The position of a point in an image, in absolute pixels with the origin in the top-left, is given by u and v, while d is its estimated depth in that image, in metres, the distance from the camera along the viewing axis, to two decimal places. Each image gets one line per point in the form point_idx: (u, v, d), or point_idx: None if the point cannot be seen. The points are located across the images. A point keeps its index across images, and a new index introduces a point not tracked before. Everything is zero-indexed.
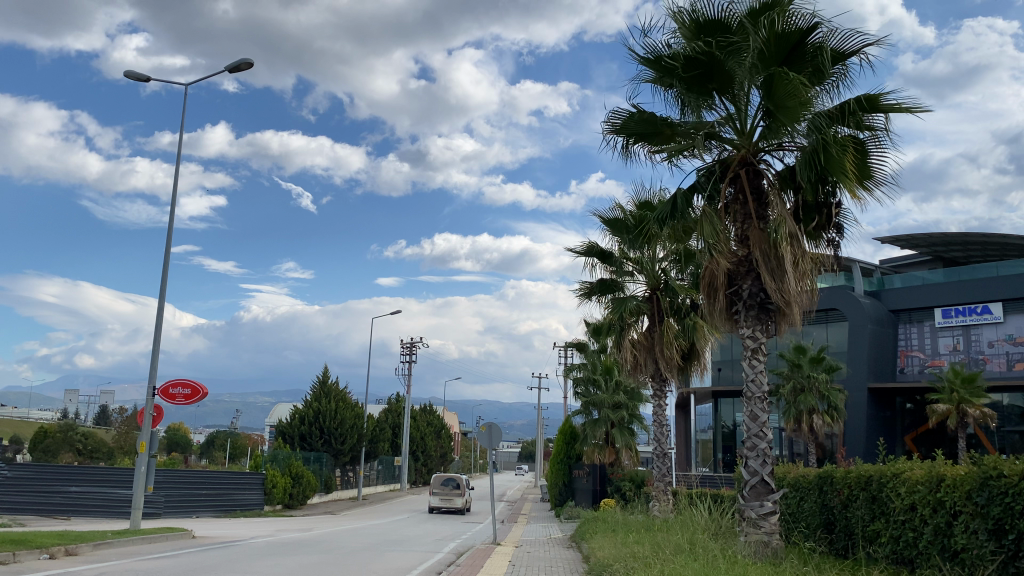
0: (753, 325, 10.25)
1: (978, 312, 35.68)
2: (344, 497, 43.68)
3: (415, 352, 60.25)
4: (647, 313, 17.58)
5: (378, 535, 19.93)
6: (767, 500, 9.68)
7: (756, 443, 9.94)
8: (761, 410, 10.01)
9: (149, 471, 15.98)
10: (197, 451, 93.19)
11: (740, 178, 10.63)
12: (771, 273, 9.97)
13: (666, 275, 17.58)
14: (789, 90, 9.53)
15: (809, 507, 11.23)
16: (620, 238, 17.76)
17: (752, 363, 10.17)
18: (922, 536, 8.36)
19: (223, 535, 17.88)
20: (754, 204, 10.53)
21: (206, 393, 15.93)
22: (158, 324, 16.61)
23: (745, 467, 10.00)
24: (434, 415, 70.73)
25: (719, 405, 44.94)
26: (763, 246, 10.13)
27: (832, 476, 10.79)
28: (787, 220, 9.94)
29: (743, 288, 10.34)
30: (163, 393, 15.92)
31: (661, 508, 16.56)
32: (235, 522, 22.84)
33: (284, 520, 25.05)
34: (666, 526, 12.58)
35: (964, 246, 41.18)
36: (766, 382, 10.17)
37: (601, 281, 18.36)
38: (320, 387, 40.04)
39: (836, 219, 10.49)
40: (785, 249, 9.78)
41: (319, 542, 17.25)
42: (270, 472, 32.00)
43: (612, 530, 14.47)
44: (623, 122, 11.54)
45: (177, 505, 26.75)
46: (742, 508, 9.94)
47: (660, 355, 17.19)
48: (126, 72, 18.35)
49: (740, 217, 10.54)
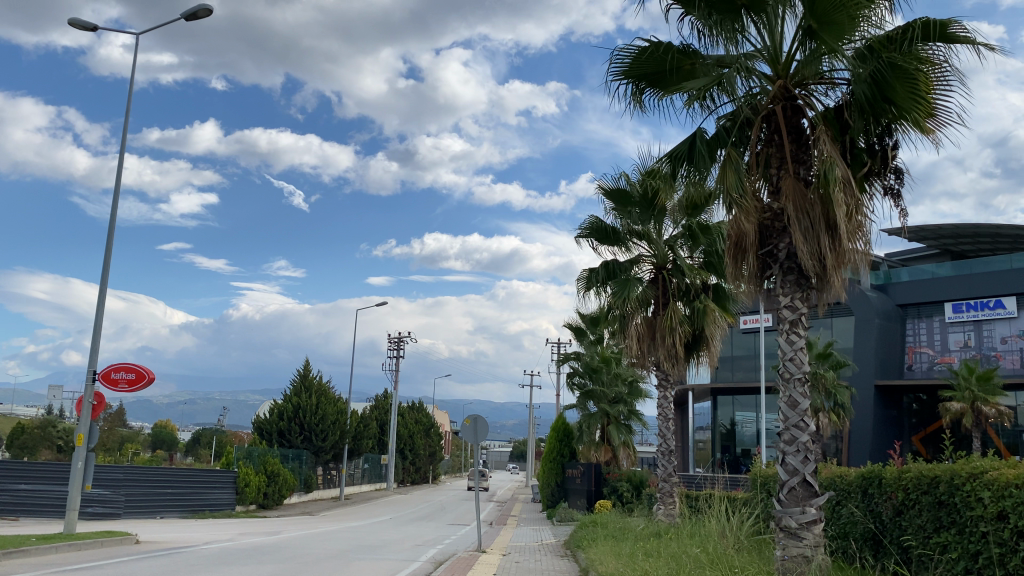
0: (792, 294, 8.39)
1: (990, 307, 34.02)
2: (326, 497, 41.88)
3: (403, 347, 58.51)
4: (652, 298, 15.66)
5: (350, 540, 18.06)
6: (810, 506, 7.87)
7: (795, 434, 8.14)
8: (802, 395, 8.21)
9: (87, 468, 14.10)
10: (182, 448, 91.11)
11: (776, 115, 8.67)
12: (813, 227, 8.18)
13: (674, 254, 15.72)
14: (836, 2, 7.78)
15: (850, 514, 9.52)
16: (622, 215, 15.94)
17: (789, 338, 8.34)
18: (1016, 555, 6.67)
19: (173, 539, 15.99)
20: (792, 147, 8.60)
21: (153, 378, 14.07)
22: (100, 302, 14.69)
23: (781, 465, 8.20)
24: (423, 412, 68.82)
25: (716, 404, 43.13)
26: (803, 197, 8.23)
27: (880, 477, 9.11)
28: (840, 162, 7.98)
29: (777, 247, 8.46)
30: (103, 378, 14.10)
31: (666, 512, 14.63)
32: (199, 525, 20.94)
33: (253, 522, 23.18)
34: (676, 537, 10.72)
35: (973, 239, 39.65)
36: (808, 361, 8.33)
37: (605, 265, 16.50)
38: (301, 381, 37.88)
39: (893, 164, 8.77)
40: (839, 198, 7.88)
41: (282, 548, 15.33)
42: (243, 470, 30.02)
43: (614, 539, 12.60)
44: (633, 62, 9.11)
45: (138, 503, 24.87)
46: (777, 517, 8.10)
47: (660, 342, 15.23)
48: (69, 20, 16.38)
49: (774, 162, 8.60)
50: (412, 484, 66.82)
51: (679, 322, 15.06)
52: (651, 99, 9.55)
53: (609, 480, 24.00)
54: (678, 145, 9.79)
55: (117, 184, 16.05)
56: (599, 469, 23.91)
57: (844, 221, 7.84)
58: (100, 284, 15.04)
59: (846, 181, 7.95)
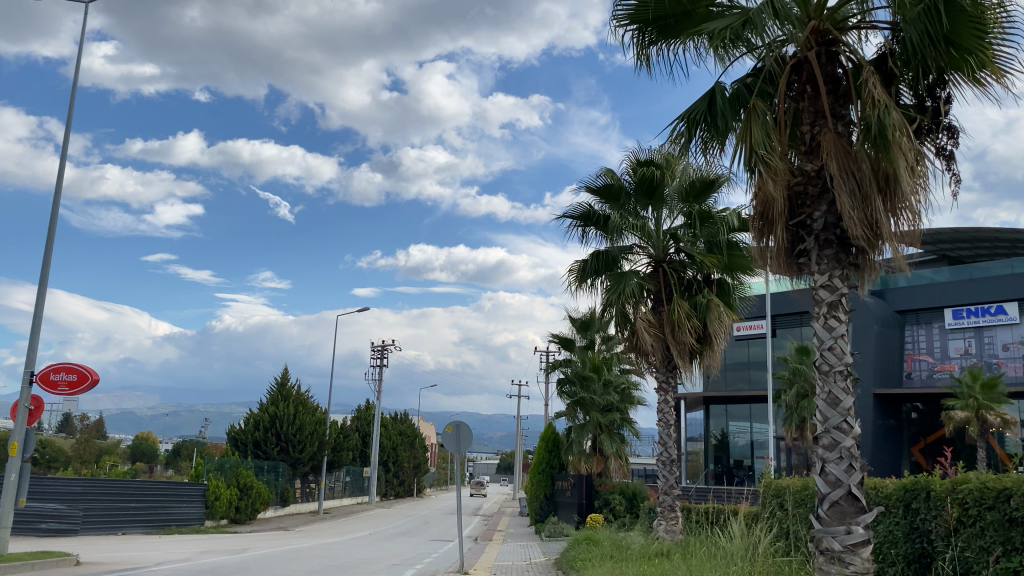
0: (830, 269, 7.13)
1: (991, 313, 32.92)
2: (304, 511, 40.35)
3: (386, 356, 57.08)
4: (652, 291, 14.42)
5: (320, 559, 16.56)
6: (856, 525, 6.52)
7: (837, 439, 6.79)
8: (844, 391, 6.88)
9: (21, 481, 12.61)
10: (163, 460, 89.34)
11: (809, 63, 7.43)
12: (860, 190, 6.99)
13: (674, 245, 14.49)
14: None
15: (888, 534, 8.20)
16: (615, 207, 14.65)
17: (827, 323, 7.05)
18: None
19: (123, 559, 14.51)
20: (829, 99, 7.35)
21: (96, 379, 12.64)
22: (39, 297, 13.28)
23: (819, 475, 6.84)
24: (407, 424, 67.18)
25: (709, 414, 41.80)
26: (845, 156, 7.02)
27: (926, 488, 7.83)
28: (895, 111, 6.72)
29: (812, 217, 7.22)
30: (42, 380, 12.66)
31: (668, 529, 13.23)
32: (161, 542, 19.45)
33: (219, 539, 21.65)
34: (681, 562, 9.32)
35: (973, 245, 38.79)
36: (850, 350, 7.02)
37: (596, 256, 15.16)
38: (278, 390, 36.31)
39: (947, 120, 7.44)
40: (897, 151, 6.69)
41: (244, 570, 13.87)
42: (213, 482, 28.43)
43: (613, 559, 11.17)
44: (639, 5, 7.83)
45: (98, 518, 23.31)
46: (815, 538, 6.76)
47: (666, 339, 13.89)
48: None
49: (807, 117, 7.39)
50: (396, 497, 65.03)
51: (684, 318, 13.76)
52: (661, 47, 8.29)
53: (599, 493, 22.61)
54: (694, 104, 8.53)
55: (61, 169, 14.66)
56: (591, 481, 22.53)
57: (904, 177, 6.62)
58: (41, 275, 13.60)
59: (904, 128, 6.76)
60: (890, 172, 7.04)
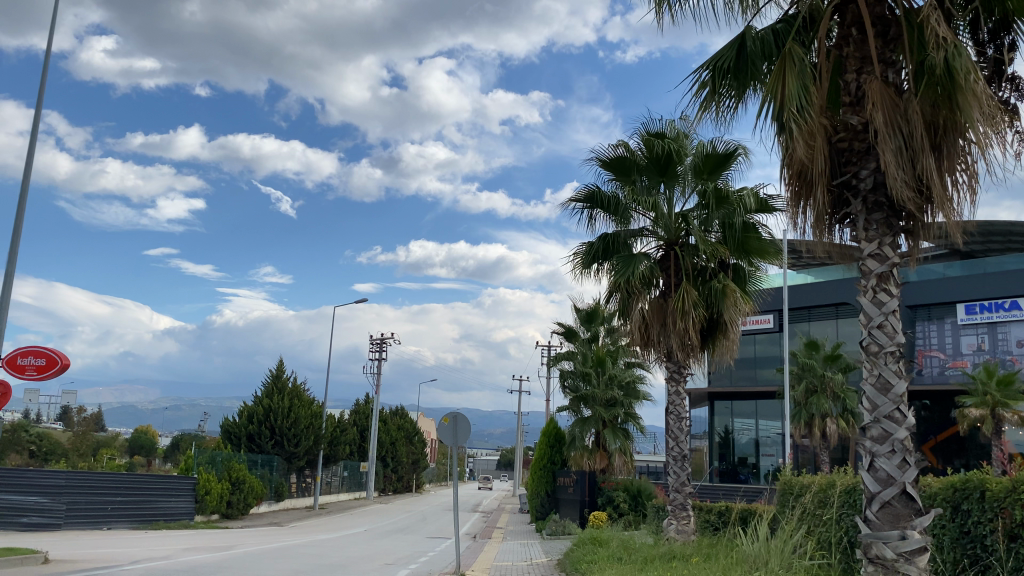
0: (878, 236, 6.25)
1: (1005, 309, 32.18)
2: (300, 507, 39.51)
3: (385, 350, 56.25)
4: (662, 276, 13.52)
5: (311, 557, 15.71)
6: (912, 529, 5.64)
7: (888, 430, 5.91)
8: (896, 375, 6.00)
9: None
10: (162, 454, 88.71)
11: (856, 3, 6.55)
12: (912, 143, 6.13)
13: (686, 228, 13.60)
14: None
15: (934, 538, 7.30)
16: (624, 183, 13.77)
17: (876, 297, 6.18)
18: None
19: (98, 556, 13.65)
20: (878, 42, 6.47)
21: (66, 363, 11.83)
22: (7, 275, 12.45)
23: (866, 471, 5.96)
24: (406, 419, 66.54)
25: (713, 411, 40.86)
26: (896, 105, 6.15)
27: (981, 488, 6.94)
28: (963, 52, 5.84)
29: (858, 175, 6.37)
30: (9, 364, 11.84)
31: (679, 529, 12.32)
32: (145, 537, 18.61)
33: (207, 534, 20.87)
34: (700, 566, 8.44)
35: (983, 239, 37.95)
36: (901, 329, 6.14)
37: (602, 237, 14.31)
38: (273, 383, 35.52)
39: (1010, 72, 6.58)
40: (967, 98, 5.80)
41: (227, 568, 13.02)
42: (203, 477, 27.63)
43: (621, 562, 10.24)
44: None
45: (82, 512, 22.49)
46: (861, 543, 5.88)
47: (677, 327, 12.95)
48: None
49: (852, 64, 6.51)
50: (394, 493, 64.27)
51: (694, 305, 12.85)
52: None
53: (603, 491, 21.77)
54: (720, 54, 7.62)
55: (35, 143, 13.86)
56: (594, 478, 21.67)
57: (975, 124, 5.73)
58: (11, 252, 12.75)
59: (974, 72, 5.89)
60: (948, 125, 6.16)
